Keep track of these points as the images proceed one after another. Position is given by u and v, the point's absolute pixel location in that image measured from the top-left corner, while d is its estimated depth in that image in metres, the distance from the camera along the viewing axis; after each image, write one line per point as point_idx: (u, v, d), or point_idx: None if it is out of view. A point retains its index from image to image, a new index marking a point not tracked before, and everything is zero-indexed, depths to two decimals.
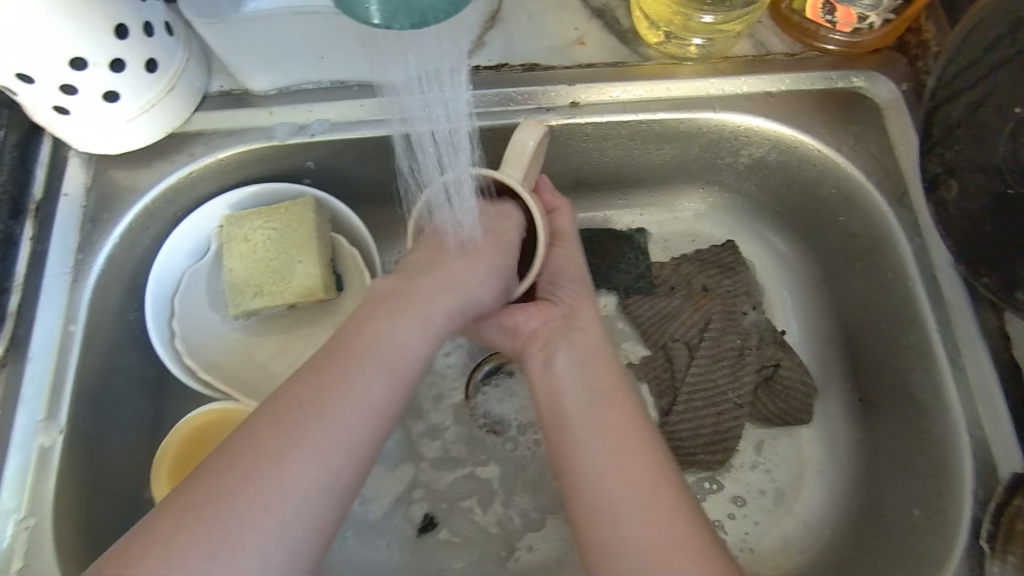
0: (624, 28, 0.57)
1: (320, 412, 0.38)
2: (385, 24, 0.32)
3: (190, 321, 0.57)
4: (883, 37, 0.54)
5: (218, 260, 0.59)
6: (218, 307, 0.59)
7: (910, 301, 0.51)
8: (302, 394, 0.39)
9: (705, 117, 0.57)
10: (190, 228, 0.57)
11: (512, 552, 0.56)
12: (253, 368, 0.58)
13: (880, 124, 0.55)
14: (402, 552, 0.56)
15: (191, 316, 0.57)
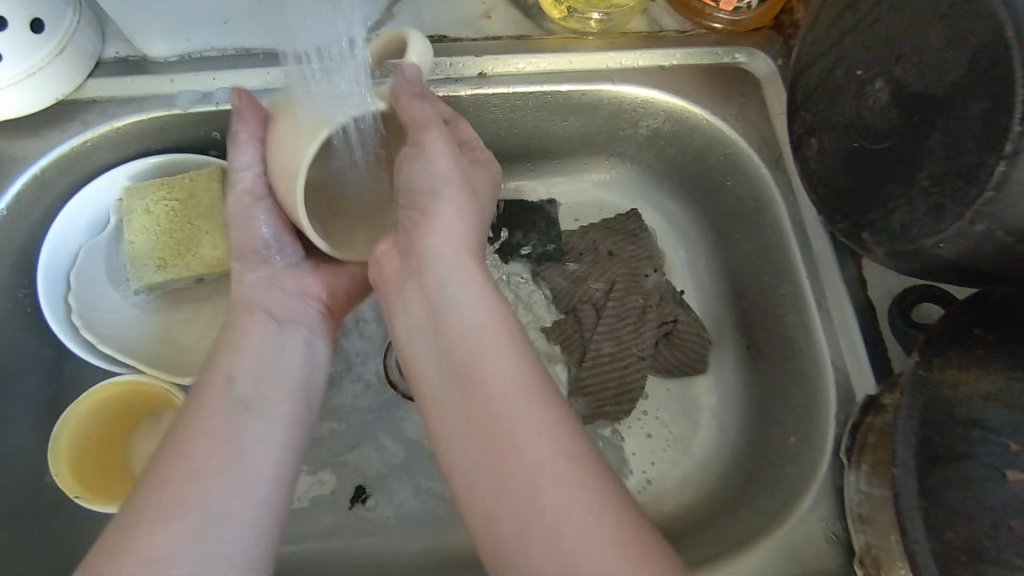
0: (529, 4, 0.61)
1: (230, 405, 0.41)
2: None
3: (90, 297, 0.55)
4: (759, 18, 0.60)
5: (120, 234, 0.57)
6: (118, 283, 0.56)
7: (784, 254, 0.58)
8: (211, 395, 0.42)
9: (605, 89, 0.60)
10: (87, 200, 0.55)
11: (433, 507, 0.58)
12: (162, 343, 0.56)
13: (758, 95, 0.61)
14: (325, 515, 0.57)
15: (91, 291, 0.55)
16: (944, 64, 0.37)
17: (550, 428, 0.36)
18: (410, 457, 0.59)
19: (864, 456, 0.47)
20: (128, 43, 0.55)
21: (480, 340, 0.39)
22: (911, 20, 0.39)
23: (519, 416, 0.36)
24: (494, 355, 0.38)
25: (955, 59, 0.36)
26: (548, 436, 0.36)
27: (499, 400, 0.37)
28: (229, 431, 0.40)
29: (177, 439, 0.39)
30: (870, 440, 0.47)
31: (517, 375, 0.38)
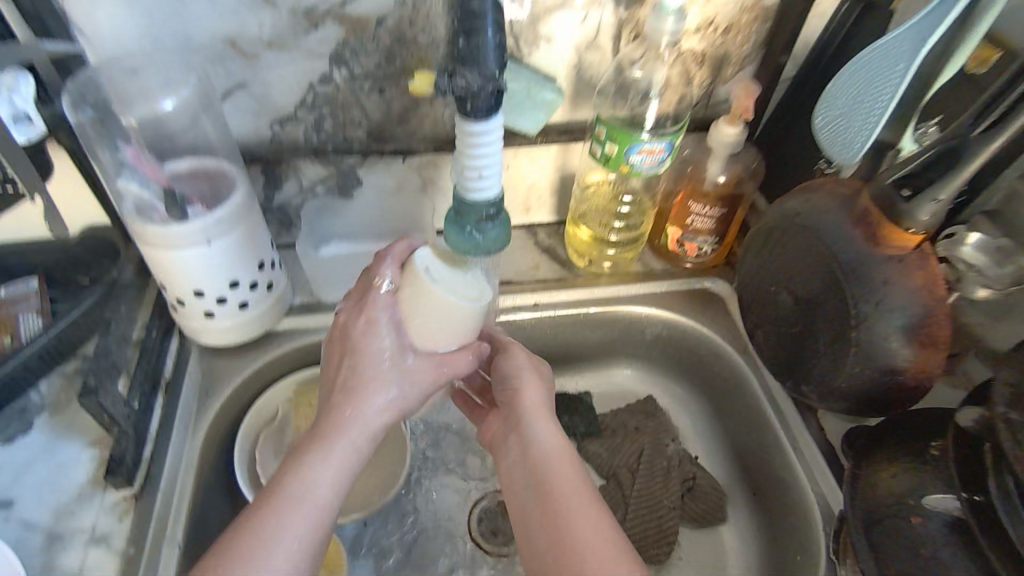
0: (563, 258, 0.92)
1: (297, 511, 0.52)
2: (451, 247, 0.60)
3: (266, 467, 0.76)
4: (715, 258, 0.90)
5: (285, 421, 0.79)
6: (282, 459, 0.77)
7: (762, 415, 0.79)
8: (287, 497, 0.52)
9: (619, 310, 0.89)
10: (270, 396, 0.79)
11: None
12: None
13: (724, 307, 0.89)
14: None
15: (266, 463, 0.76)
16: (807, 279, 0.64)
17: (590, 500, 0.58)
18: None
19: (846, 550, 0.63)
20: (308, 294, 0.86)
21: (555, 476, 0.60)
22: (788, 258, 0.67)
23: (572, 499, 0.58)
24: (560, 464, 0.61)
25: (812, 276, 0.64)
26: (590, 508, 0.57)
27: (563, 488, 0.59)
28: (289, 526, 0.51)
29: (242, 532, 0.50)
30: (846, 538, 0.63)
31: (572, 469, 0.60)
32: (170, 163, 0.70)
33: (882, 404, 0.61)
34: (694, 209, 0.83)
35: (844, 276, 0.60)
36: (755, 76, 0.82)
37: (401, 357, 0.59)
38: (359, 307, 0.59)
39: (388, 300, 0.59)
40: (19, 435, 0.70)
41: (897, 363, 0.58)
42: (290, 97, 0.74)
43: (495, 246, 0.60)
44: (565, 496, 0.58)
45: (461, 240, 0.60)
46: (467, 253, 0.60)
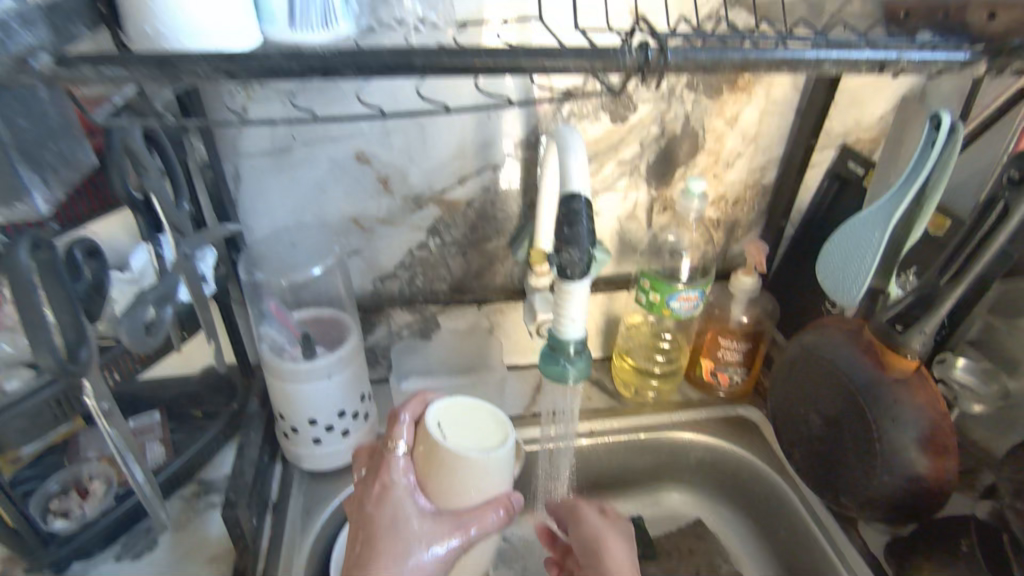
0: (610, 388, 1.05)
1: None
2: (543, 374, 0.69)
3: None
4: (745, 386, 1.03)
5: None
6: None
7: (806, 528, 0.86)
8: None
9: (664, 434, 0.99)
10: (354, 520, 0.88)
11: None
12: None
13: (759, 430, 0.99)
14: None
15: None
16: (831, 401, 0.77)
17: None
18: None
19: None
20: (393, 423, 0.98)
21: None
22: (812, 382, 0.80)
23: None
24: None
25: (833, 397, 0.76)
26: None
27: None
28: None
29: None
30: None
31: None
32: (296, 313, 0.88)
33: (912, 510, 0.71)
34: (725, 343, 0.98)
35: (861, 397, 0.72)
36: (763, 236, 1.01)
37: (421, 520, 0.61)
38: (375, 473, 0.64)
39: (405, 467, 0.64)
40: (147, 553, 0.81)
41: (914, 470, 0.68)
42: (393, 260, 0.93)
43: (578, 374, 0.67)
44: None
45: (549, 369, 0.68)
46: (561, 379, 0.68)
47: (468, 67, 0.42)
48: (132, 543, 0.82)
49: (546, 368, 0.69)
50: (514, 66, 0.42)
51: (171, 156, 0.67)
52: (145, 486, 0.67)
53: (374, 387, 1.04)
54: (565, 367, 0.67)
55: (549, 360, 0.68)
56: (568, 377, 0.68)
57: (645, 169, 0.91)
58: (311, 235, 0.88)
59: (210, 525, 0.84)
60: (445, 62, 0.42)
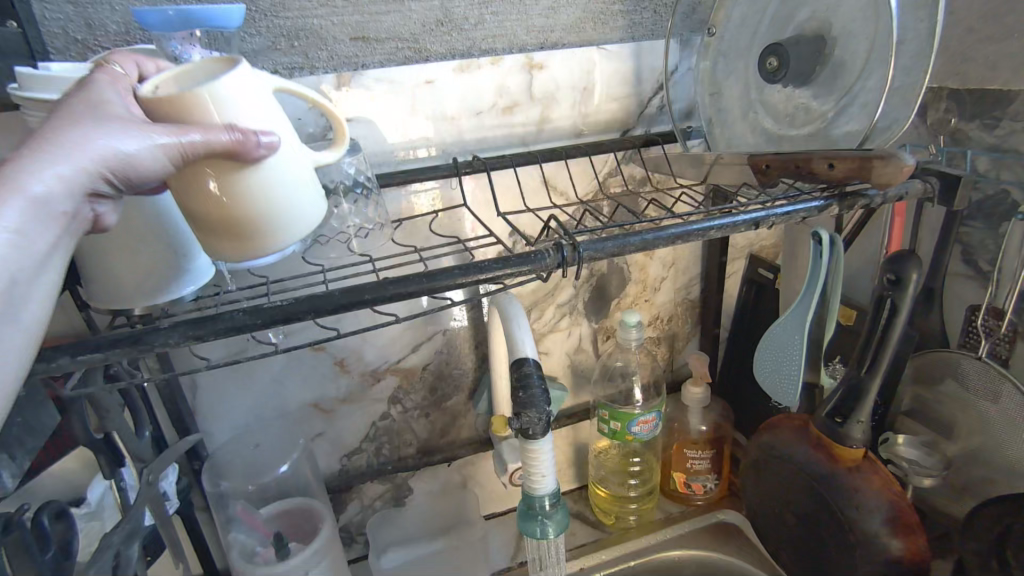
0: (592, 519, 1.05)
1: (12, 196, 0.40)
2: (523, 533, 0.69)
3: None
4: (719, 490, 1.05)
5: None
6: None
7: None
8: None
9: (654, 557, 0.99)
10: None
11: None
12: None
13: (743, 534, 1.01)
14: None
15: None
16: (797, 495, 0.81)
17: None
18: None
19: None
20: None
21: None
22: (776, 480, 0.84)
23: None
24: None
25: (797, 492, 0.81)
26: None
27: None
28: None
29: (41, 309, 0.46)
30: None
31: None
32: (265, 508, 0.86)
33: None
34: (692, 454, 1.02)
35: (825, 487, 0.76)
36: (700, 345, 1.09)
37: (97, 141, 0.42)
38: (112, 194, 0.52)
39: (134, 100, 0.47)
40: None
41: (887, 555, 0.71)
42: (358, 435, 0.94)
43: (558, 527, 0.69)
44: None
45: (528, 526, 0.69)
46: (544, 537, 0.68)
47: (411, 290, 0.48)
48: None
49: (525, 527, 0.69)
50: (452, 282, 0.49)
51: (134, 390, 0.70)
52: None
53: (354, 567, 1.00)
54: (543, 522, 0.68)
55: (525, 516, 0.69)
56: (550, 532, 0.68)
57: (581, 306, 0.99)
58: (275, 426, 0.89)
59: None
60: (392, 290, 0.48)
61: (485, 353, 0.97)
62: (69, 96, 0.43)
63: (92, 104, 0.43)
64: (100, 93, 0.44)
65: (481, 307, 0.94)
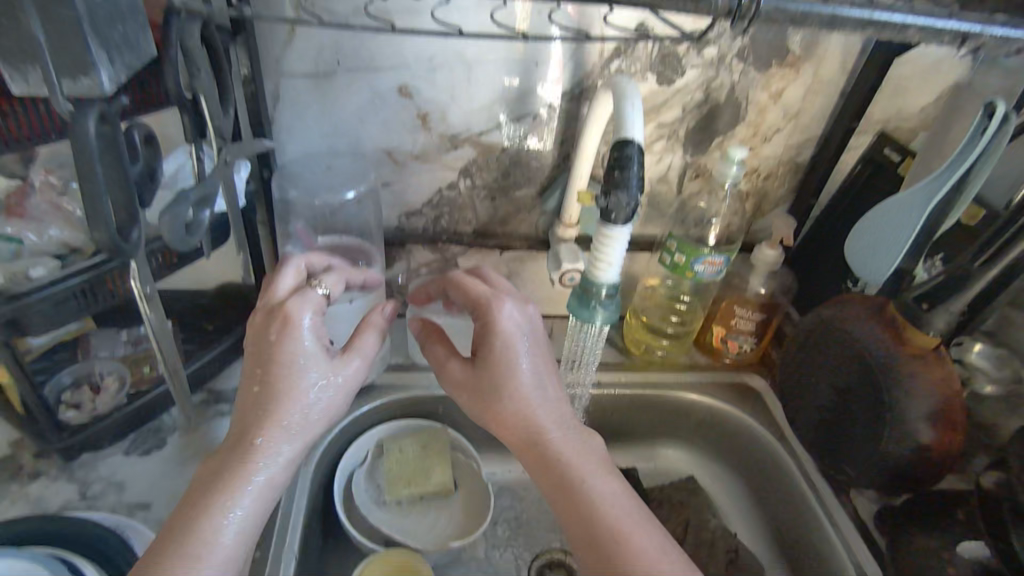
0: (619, 344, 1.07)
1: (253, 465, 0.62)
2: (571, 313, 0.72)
3: (366, 505, 0.86)
4: (751, 357, 1.04)
5: (371, 466, 0.90)
6: (380, 507, 0.87)
7: (802, 496, 0.89)
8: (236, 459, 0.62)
9: (668, 392, 1.01)
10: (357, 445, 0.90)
11: None
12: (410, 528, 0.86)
13: (761, 400, 1.01)
14: None
15: (363, 504, 0.86)
16: (847, 368, 0.79)
17: (666, 549, 0.56)
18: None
19: None
20: (402, 357, 0.99)
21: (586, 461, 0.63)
22: (825, 354, 0.82)
23: (616, 508, 0.58)
24: (579, 466, 0.62)
25: (851, 364, 0.79)
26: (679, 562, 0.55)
27: (627, 529, 0.57)
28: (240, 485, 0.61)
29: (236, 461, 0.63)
30: None
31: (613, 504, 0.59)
32: (321, 238, 0.88)
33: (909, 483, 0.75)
34: (740, 311, 0.99)
35: (883, 366, 0.74)
36: (790, 213, 1.01)
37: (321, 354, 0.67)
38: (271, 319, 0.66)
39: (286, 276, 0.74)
40: (155, 450, 0.83)
41: (914, 444, 0.71)
42: (422, 197, 0.93)
43: (608, 321, 0.71)
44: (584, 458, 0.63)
45: (575, 307, 0.72)
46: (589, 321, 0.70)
47: None
48: (143, 440, 0.85)
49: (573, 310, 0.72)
50: None
51: (223, 66, 0.68)
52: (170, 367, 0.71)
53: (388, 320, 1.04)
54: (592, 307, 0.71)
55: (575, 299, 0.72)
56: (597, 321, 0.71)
57: (683, 133, 0.91)
58: (344, 161, 0.88)
59: (215, 430, 0.87)
60: None
61: (569, 152, 0.90)
62: (264, 336, 0.65)
63: (291, 331, 0.65)
64: (291, 323, 0.65)
65: (580, 100, 0.86)
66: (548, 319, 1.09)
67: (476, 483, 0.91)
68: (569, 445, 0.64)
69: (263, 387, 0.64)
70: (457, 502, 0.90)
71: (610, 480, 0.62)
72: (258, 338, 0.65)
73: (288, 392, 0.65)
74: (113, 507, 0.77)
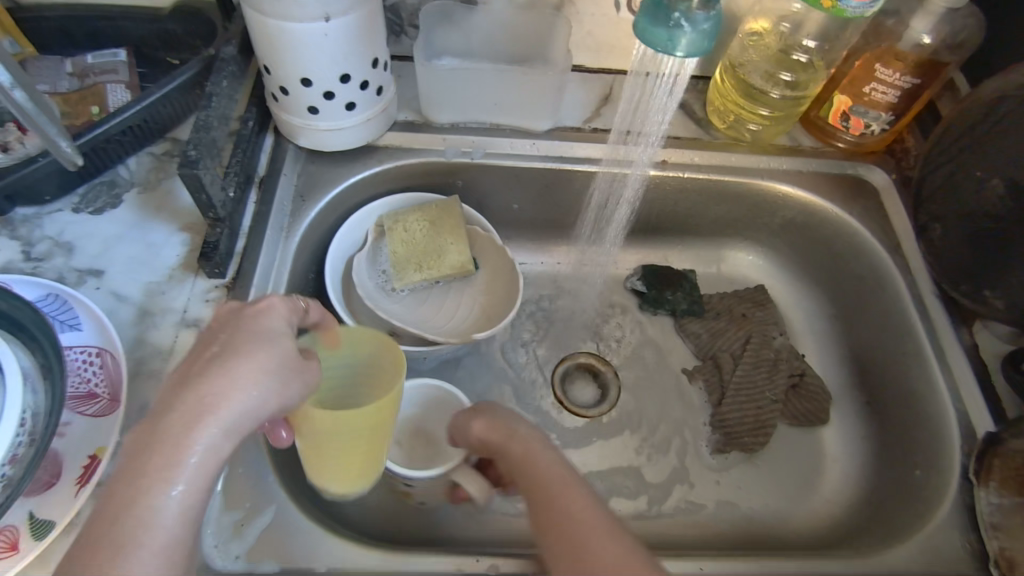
0: (699, 117, 0.80)
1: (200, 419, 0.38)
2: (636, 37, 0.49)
3: (372, 295, 0.72)
4: (879, 142, 0.77)
5: (372, 250, 0.73)
6: (386, 296, 0.73)
7: (906, 322, 0.69)
8: (166, 425, 0.38)
9: (754, 183, 0.78)
10: (356, 221, 0.72)
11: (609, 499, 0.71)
12: (418, 321, 0.73)
13: (879, 201, 0.76)
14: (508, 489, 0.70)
15: (368, 294, 0.72)
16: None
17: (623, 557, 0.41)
18: (582, 477, 0.72)
19: (992, 475, 0.56)
20: (413, 112, 0.76)
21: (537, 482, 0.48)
22: (1016, 134, 0.55)
23: (585, 513, 0.44)
24: (522, 463, 0.48)
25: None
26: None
27: (585, 536, 0.43)
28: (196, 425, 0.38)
29: (134, 462, 0.36)
30: (996, 463, 0.56)
31: (570, 484, 0.46)
32: None
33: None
34: (880, 74, 0.69)
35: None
36: None
37: (273, 339, 0.42)
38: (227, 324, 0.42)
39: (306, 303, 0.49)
40: (109, 210, 0.65)
41: None
42: None
43: (699, 51, 0.48)
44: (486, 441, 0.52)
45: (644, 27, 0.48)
46: (667, 52, 0.47)
47: None
48: (92, 195, 0.66)
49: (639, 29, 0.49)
50: None
51: None
52: (16, 93, 0.48)
53: (395, 65, 0.79)
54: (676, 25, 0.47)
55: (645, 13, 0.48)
56: (681, 55, 0.48)
57: None
58: None
59: (183, 189, 0.67)
60: None
61: None
62: (231, 324, 0.42)
63: (266, 324, 0.43)
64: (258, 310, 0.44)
65: None
66: (607, 75, 0.81)
67: (505, 268, 0.74)
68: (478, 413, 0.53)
69: (220, 358, 0.40)
70: (476, 292, 0.75)
71: (580, 485, 0.46)
72: (220, 330, 0.42)
73: (241, 372, 0.39)
74: (60, 272, 0.61)
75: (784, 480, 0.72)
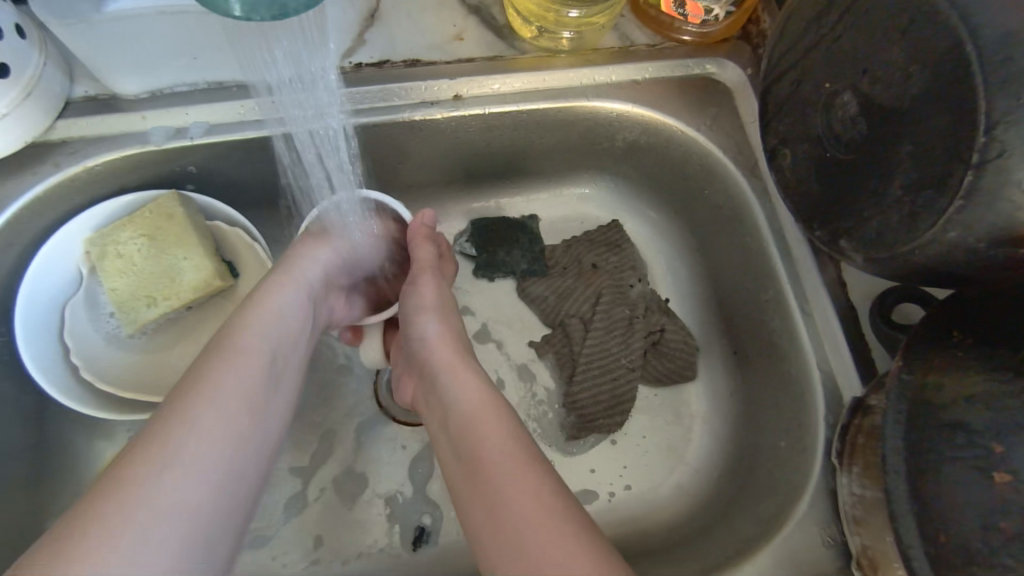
0: (499, 23, 0.61)
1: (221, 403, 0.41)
2: (247, 15, 0.35)
3: (101, 348, 0.56)
4: (727, 28, 0.61)
5: (88, 290, 0.57)
6: (121, 344, 0.58)
7: (766, 260, 0.57)
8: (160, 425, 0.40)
9: (579, 105, 0.60)
10: (48, 260, 0.54)
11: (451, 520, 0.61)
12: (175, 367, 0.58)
13: (731, 108, 0.61)
14: (323, 535, 0.59)
15: (89, 348, 0.56)
16: (909, 78, 0.38)
17: (551, 518, 0.38)
18: (417, 496, 0.61)
19: (853, 459, 0.47)
20: (94, 82, 0.54)
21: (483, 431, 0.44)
22: (888, 28, 0.39)
23: (516, 479, 0.40)
24: (486, 427, 0.44)
25: (917, 71, 0.37)
26: (564, 530, 0.37)
27: (526, 518, 0.38)
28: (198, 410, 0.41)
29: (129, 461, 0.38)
30: (859, 442, 0.47)
31: (515, 457, 0.41)
32: None
33: (922, 340, 0.40)
34: None
35: (982, 96, 0.34)
36: None
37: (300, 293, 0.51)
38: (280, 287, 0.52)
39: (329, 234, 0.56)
40: None
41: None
42: None
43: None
44: (491, 417, 0.45)
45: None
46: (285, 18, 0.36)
47: None
48: None
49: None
50: None
51: None
52: None
53: None
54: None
55: None
56: (242, 14, 0.35)
57: None
58: None
59: None
60: None
61: None
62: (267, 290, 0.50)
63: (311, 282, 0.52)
64: (268, 308, 0.48)
65: None
66: None
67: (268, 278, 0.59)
68: (460, 369, 0.49)
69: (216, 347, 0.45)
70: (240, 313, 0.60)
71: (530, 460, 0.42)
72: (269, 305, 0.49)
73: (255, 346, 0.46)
74: None
75: (649, 458, 0.63)
